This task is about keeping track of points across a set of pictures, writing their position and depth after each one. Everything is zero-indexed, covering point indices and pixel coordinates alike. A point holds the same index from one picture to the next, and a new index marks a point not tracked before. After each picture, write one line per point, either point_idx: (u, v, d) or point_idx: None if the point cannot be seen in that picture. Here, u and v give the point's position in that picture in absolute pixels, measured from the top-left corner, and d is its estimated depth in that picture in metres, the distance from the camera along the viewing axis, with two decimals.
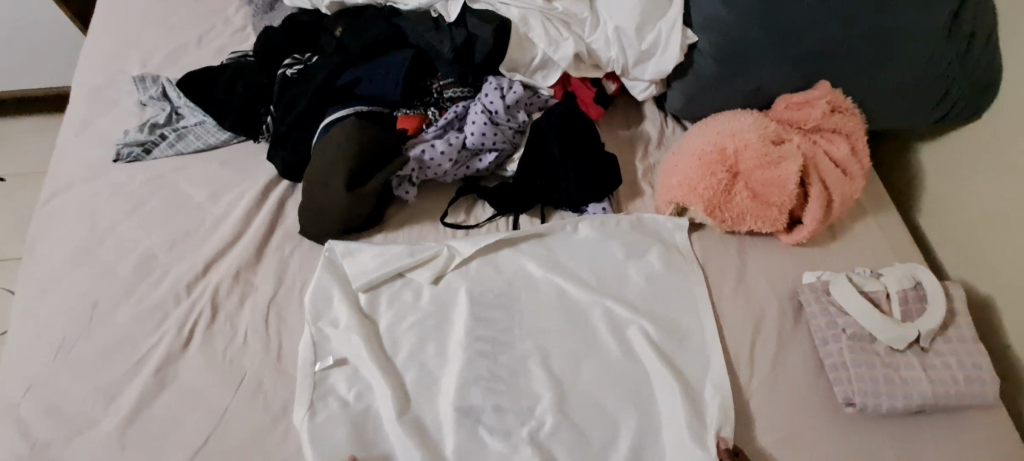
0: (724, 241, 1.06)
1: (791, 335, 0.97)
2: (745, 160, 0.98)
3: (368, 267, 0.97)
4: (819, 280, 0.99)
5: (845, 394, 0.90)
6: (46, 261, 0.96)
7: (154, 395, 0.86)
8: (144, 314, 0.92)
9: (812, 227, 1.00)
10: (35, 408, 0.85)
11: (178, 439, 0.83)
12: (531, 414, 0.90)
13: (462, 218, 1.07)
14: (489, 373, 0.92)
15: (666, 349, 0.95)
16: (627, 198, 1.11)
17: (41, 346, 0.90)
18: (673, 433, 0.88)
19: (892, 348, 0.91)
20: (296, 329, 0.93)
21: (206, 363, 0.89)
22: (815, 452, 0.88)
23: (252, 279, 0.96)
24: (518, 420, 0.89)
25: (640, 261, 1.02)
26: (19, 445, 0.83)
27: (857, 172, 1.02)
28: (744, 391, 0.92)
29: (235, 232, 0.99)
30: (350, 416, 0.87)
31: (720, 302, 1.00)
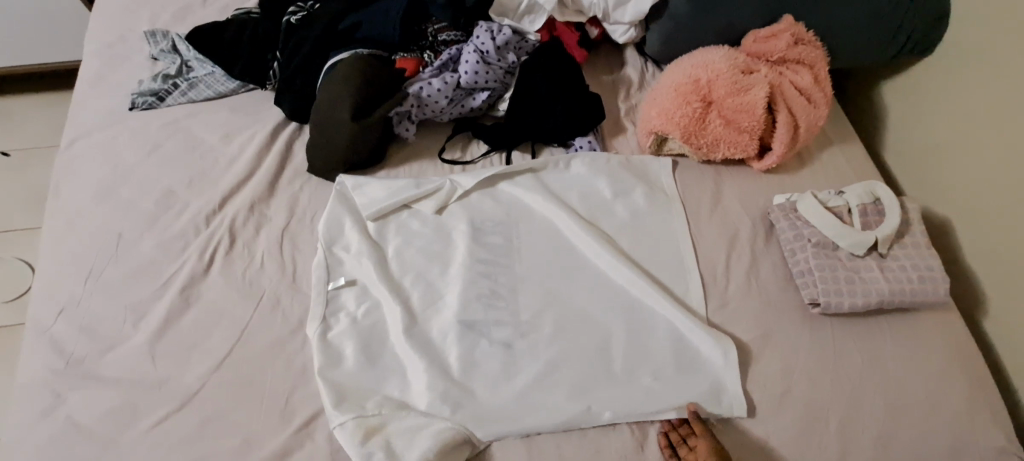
0: (702, 170, 1.15)
1: (764, 249, 1.06)
2: (717, 89, 1.08)
3: (375, 198, 1.06)
4: (788, 201, 1.08)
5: (811, 295, 0.99)
6: (73, 200, 1.04)
7: (179, 313, 0.94)
8: (166, 243, 0.99)
9: (780, 151, 1.09)
10: (68, 327, 0.93)
11: (204, 349, 0.91)
12: (529, 326, 0.97)
13: (459, 155, 1.15)
14: (492, 291, 0.99)
15: (648, 265, 1.04)
16: (612, 133, 1.19)
17: (71, 276, 0.97)
18: (662, 342, 0.97)
19: (852, 253, 1.01)
20: (308, 253, 1.01)
21: (227, 283, 0.96)
22: (785, 348, 0.97)
23: (266, 211, 1.04)
24: (516, 333, 0.96)
25: (626, 192, 1.11)
26: (57, 358, 0.90)
27: (820, 99, 1.11)
28: (722, 298, 1.01)
29: (248, 169, 1.07)
30: (358, 329, 0.94)
31: (698, 223, 1.08)
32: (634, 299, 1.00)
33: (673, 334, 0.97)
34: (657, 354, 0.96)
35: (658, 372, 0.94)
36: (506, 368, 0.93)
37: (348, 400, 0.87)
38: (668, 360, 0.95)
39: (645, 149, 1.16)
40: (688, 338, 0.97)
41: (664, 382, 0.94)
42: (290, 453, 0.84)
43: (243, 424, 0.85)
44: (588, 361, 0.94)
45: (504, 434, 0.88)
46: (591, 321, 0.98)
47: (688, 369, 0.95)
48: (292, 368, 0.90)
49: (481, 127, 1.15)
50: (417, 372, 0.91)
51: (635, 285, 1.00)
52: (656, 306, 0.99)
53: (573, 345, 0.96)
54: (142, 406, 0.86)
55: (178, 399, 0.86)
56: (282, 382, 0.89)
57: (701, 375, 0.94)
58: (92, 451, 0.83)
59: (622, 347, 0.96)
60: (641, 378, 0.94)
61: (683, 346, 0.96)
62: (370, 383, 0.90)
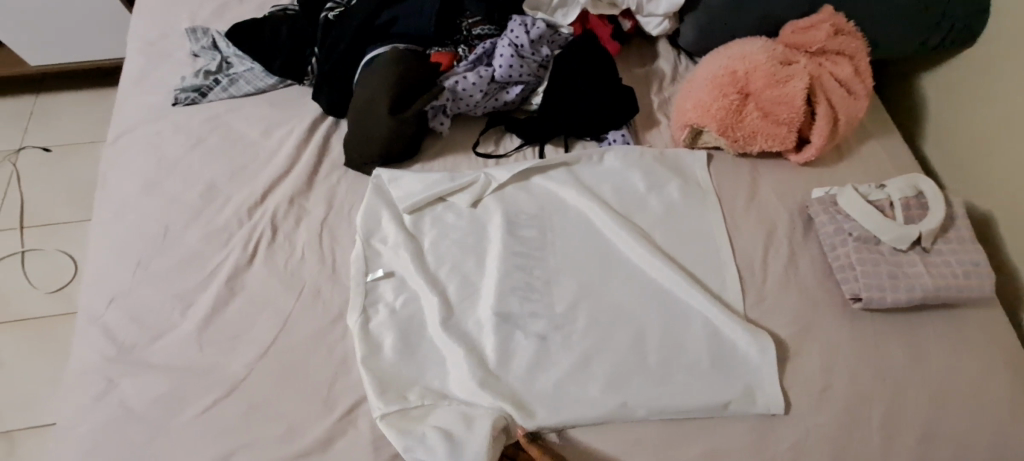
0: (737, 163, 1.14)
1: (802, 243, 1.05)
2: (755, 80, 1.06)
3: (412, 192, 1.07)
4: (827, 194, 1.06)
5: (852, 290, 0.97)
6: (121, 192, 1.08)
7: (224, 303, 0.96)
8: (210, 235, 1.02)
9: (819, 144, 1.07)
10: (118, 315, 0.96)
11: (248, 338, 0.93)
12: (564, 319, 0.97)
13: (492, 148, 1.16)
14: (526, 284, 1.00)
15: (683, 259, 1.03)
16: (645, 127, 1.18)
17: (121, 265, 1.00)
18: (699, 336, 0.96)
19: (895, 248, 0.99)
20: (347, 245, 1.04)
21: (270, 273, 0.99)
22: (824, 343, 0.96)
23: (306, 204, 1.07)
24: (551, 325, 0.97)
25: (660, 185, 1.10)
26: (110, 345, 0.93)
27: (860, 91, 1.09)
28: (760, 292, 1.00)
29: (288, 163, 1.10)
30: (396, 319, 0.96)
31: (733, 216, 1.08)
32: (669, 294, 1.00)
33: (709, 330, 0.97)
34: (693, 349, 0.95)
35: (693, 365, 0.94)
36: (541, 360, 0.93)
37: (387, 392, 0.89)
38: (705, 356, 0.94)
39: (679, 143, 1.15)
40: (725, 331, 0.96)
41: (701, 377, 0.93)
42: (333, 441, 0.86)
43: (288, 411, 0.87)
44: (624, 355, 0.94)
45: (540, 426, 0.88)
46: (626, 315, 0.98)
47: (725, 363, 0.94)
48: (334, 357, 0.92)
49: (514, 121, 1.16)
50: (455, 363, 0.92)
51: (670, 279, 1.00)
52: (692, 301, 0.98)
53: (609, 340, 0.96)
54: (191, 392, 0.89)
55: (225, 387, 0.89)
56: (325, 371, 0.91)
57: (739, 369, 0.94)
58: (145, 435, 0.86)
59: (657, 342, 0.96)
60: (678, 373, 0.93)
61: (719, 339, 0.96)
62: (409, 374, 0.92)
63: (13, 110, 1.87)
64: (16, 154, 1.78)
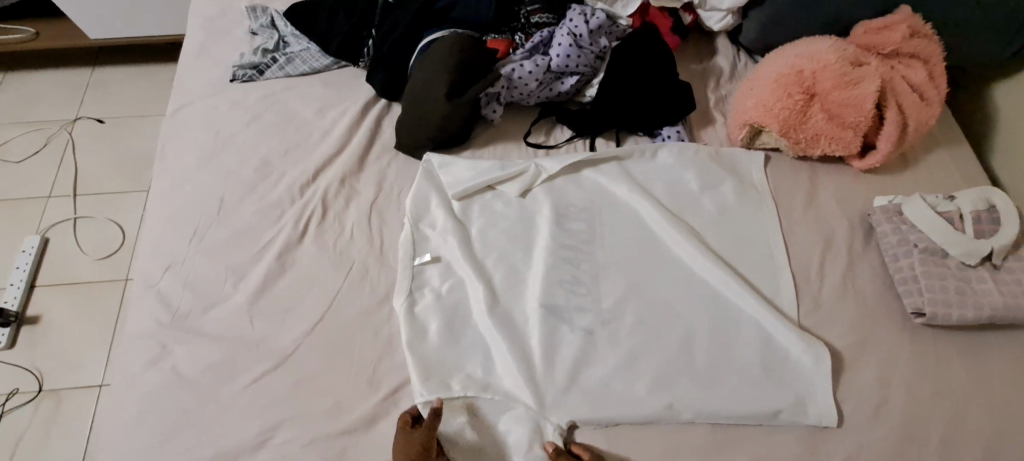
0: (796, 166, 1.10)
1: (861, 251, 1.01)
2: (823, 81, 1.02)
3: (462, 178, 1.07)
4: (891, 203, 1.02)
5: (915, 304, 0.93)
6: (180, 164, 1.11)
7: (274, 277, 0.98)
8: (264, 210, 1.05)
9: (886, 150, 1.03)
10: (173, 283, 0.98)
11: (297, 313, 0.95)
12: (610, 315, 0.96)
13: (543, 139, 1.15)
14: (573, 277, 0.99)
15: (735, 262, 1.01)
16: (700, 124, 1.15)
17: (177, 235, 1.03)
18: (749, 340, 0.94)
19: (964, 263, 0.94)
20: (396, 228, 1.04)
21: (320, 251, 1.00)
22: (882, 357, 0.92)
23: (356, 185, 1.08)
24: (597, 321, 0.95)
25: (714, 185, 1.07)
26: (164, 313, 0.96)
27: (934, 96, 1.04)
28: (816, 300, 0.97)
29: (340, 144, 1.12)
30: (442, 305, 0.96)
31: (790, 221, 1.04)
32: (720, 296, 0.97)
33: (760, 336, 0.94)
34: (743, 354, 0.92)
35: (743, 371, 0.91)
36: (585, 356, 0.92)
37: (430, 376, 0.89)
38: (755, 362, 0.92)
39: (736, 142, 1.11)
40: (776, 338, 0.93)
41: (750, 384, 0.90)
42: (377, 421, 0.86)
43: (334, 387, 0.88)
44: (671, 356, 0.92)
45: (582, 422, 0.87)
46: (674, 315, 0.96)
47: (776, 372, 0.91)
48: (380, 338, 0.93)
49: (566, 113, 1.15)
50: (499, 352, 0.91)
51: (721, 281, 0.98)
52: (744, 305, 0.96)
53: (656, 339, 0.94)
54: (241, 362, 0.90)
55: (274, 359, 0.90)
56: (370, 351, 0.92)
57: (790, 378, 0.91)
58: (196, 401, 0.88)
59: (705, 344, 0.93)
60: (726, 378, 0.91)
61: (770, 346, 0.93)
62: (452, 361, 0.91)
63: (70, 81, 1.93)
64: (72, 123, 1.84)
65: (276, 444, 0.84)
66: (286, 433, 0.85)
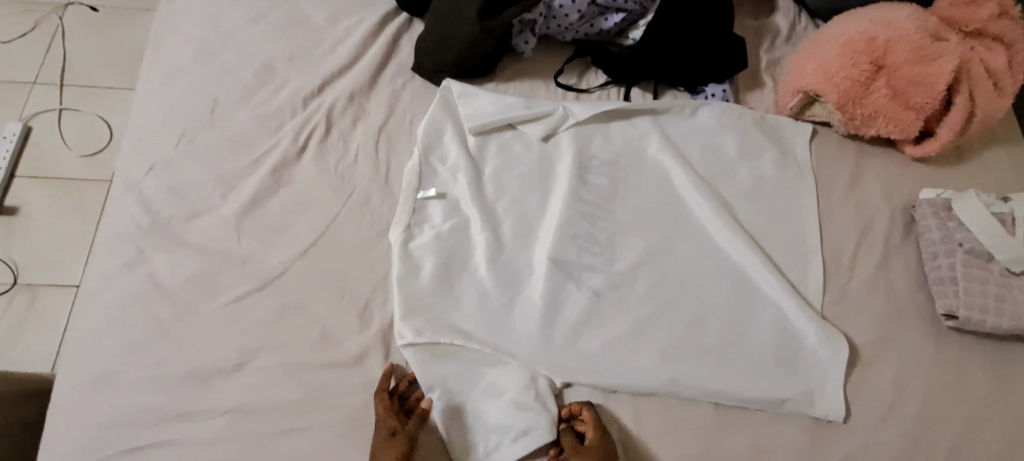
0: (843, 145, 1.01)
1: (899, 245, 0.94)
2: (895, 53, 0.92)
3: (483, 111, 0.97)
4: (940, 197, 0.94)
5: (947, 307, 0.87)
6: (175, 59, 1.01)
7: (267, 193, 0.90)
8: (262, 118, 0.96)
9: (945, 140, 0.94)
10: (157, 186, 0.90)
11: (289, 235, 0.87)
12: (623, 279, 0.89)
13: (574, 82, 1.05)
14: (588, 234, 0.91)
15: (761, 239, 0.93)
16: (747, 87, 1.05)
17: (166, 135, 0.94)
18: (765, 323, 0.87)
19: (1009, 270, 0.87)
20: (403, 156, 0.95)
21: (319, 171, 0.92)
22: (904, 357, 0.87)
23: (365, 104, 0.98)
24: (609, 283, 0.88)
25: (753, 156, 0.98)
26: (144, 216, 0.88)
27: (1009, 87, 0.95)
28: (843, 290, 0.91)
29: (352, 56, 1.01)
30: (443, 244, 0.88)
31: (828, 203, 0.96)
32: (742, 273, 0.90)
33: (780, 321, 0.87)
34: (759, 336, 0.86)
35: (756, 354, 0.86)
36: (590, 317, 0.86)
37: (422, 318, 0.82)
38: (770, 347, 0.86)
39: (784, 111, 1.02)
40: (795, 325, 0.87)
41: (760, 368, 0.85)
42: (365, 358, 0.80)
43: (321, 317, 0.82)
44: (682, 329, 0.86)
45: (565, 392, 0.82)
46: (691, 286, 0.89)
47: (791, 360, 0.86)
48: (375, 272, 0.86)
49: (604, 55, 1.04)
50: (500, 303, 0.85)
51: (744, 256, 0.90)
52: (767, 285, 0.89)
53: (668, 309, 0.87)
54: (224, 279, 0.84)
55: (259, 280, 0.84)
56: (364, 284, 0.85)
57: (802, 366, 0.85)
58: (173, 313, 0.82)
59: (718, 322, 0.87)
60: (735, 360, 0.85)
61: (787, 332, 0.87)
62: (447, 305, 0.84)
63: None
64: (63, 8, 1.69)
65: (254, 369, 0.79)
66: (265, 359, 0.79)
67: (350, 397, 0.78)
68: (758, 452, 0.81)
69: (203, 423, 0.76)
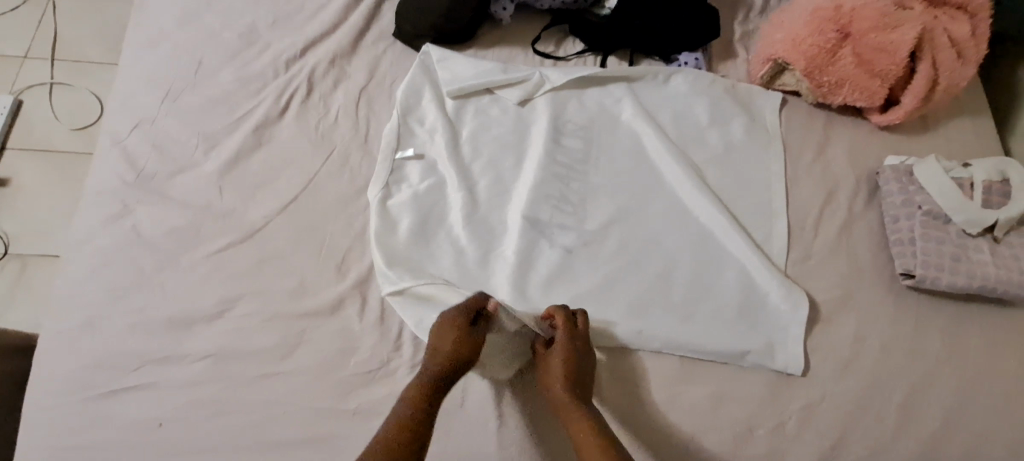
0: (812, 113, 1.04)
1: (862, 209, 0.97)
2: (860, 21, 0.95)
3: (461, 76, 1.00)
4: (903, 163, 0.97)
5: (905, 266, 0.90)
6: (160, 21, 1.03)
7: (249, 151, 0.93)
8: (245, 79, 0.98)
9: (908, 107, 0.98)
10: (141, 143, 0.93)
11: (270, 191, 0.90)
12: (593, 237, 0.92)
13: (552, 49, 1.07)
14: (561, 194, 0.94)
15: (729, 201, 0.96)
16: (721, 57, 1.08)
17: (151, 94, 0.97)
18: (730, 280, 0.90)
19: (964, 231, 0.90)
20: (383, 117, 0.98)
21: (300, 130, 0.95)
22: (862, 314, 0.90)
23: (346, 68, 1.01)
24: (579, 241, 0.91)
25: (724, 123, 1.01)
26: (128, 171, 0.91)
27: (971, 56, 0.98)
28: (807, 251, 0.94)
29: (334, 21, 1.04)
30: (420, 203, 0.91)
31: (795, 168, 0.99)
32: (708, 233, 0.93)
33: (744, 278, 0.91)
34: (723, 292, 0.90)
35: (720, 310, 0.89)
36: (561, 273, 0.89)
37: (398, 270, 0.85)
38: (734, 302, 0.89)
39: (755, 79, 1.05)
40: (758, 282, 0.90)
41: (724, 322, 0.88)
42: (341, 308, 0.83)
43: (300, 268, 0.85)
44: (648, 284, 0.89)
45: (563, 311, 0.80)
46: (659, 243, 0.92)
47: (755, 315, 0.89)
48: (353, 227, 0.89)
49: (581, 24, 1.07)
50: (474, 258, 0.88)
51: (711, 216, 0.93)
52: (733, 244, 0.92)
53: (635, 265, 0.90)
54: (205, 232, 0.86)
55: (240, 233, 0.86)
56: (342, 238, 0.88)
57: (764, 321, 0.88)
58: (155, 263, 0.84)
59: (684, 278, 0.90)
60: (700, 315, 0.88)
61: (751, 289, 0.90)
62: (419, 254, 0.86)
63: None
64: None
65: (234, 317, 0.82)
66: (245, 307, 0.82)
67: (327, 344, 0.81)
68: (717, 401, 0.84)
69: (184, 368, 0.79)
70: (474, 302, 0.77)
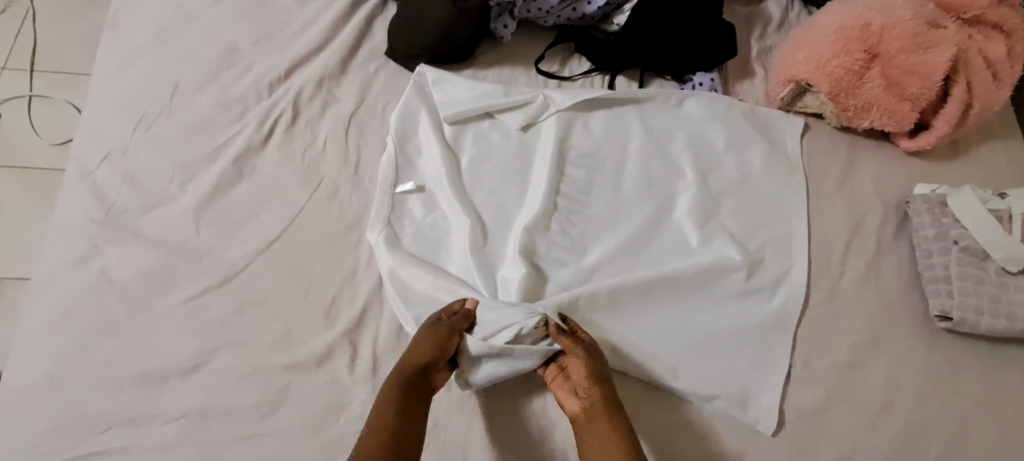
0: (836, 138, 0.97)
1: (891, 241, 0.90)
2: (890, 40, 0.89)
3: (459, 100, 0.93)
4: (934, 193, 0.91)
5: (941, 307, 0.83)
6: (134, 39, 0.96)
7: (229, 183, 0.85)
8: (224, 104, 0.91)
9: (941, 133, 0.91)
10: (112, 175, 0.85)
11: (252, 228, 0.83)
12: (588, 275, 0.83)
13: (556, 69, 1.00)
14: (555, 227, 0.86)
15: (750, 235, 0.89)
16: (738, 76, 1.01)
17: (122, 120, 0.89)
18: (754, 322, 0.83)
19: (1004, 269, 0.83)
20: (375, 144, 0.90)
21: (285, 160, 0.87)
22: (896, 359, 0.82)
23: (335, 90, 0.94)
24: (576, 277, 0.83)
25: (742, 149, 0.94)
26: (96, 207, 0.83)
27: (1008, 78, 0.91)
28: (835, 289, 0.87)
29: (322, 40, 0.97)
30: (423, 241, 0.83)
31: (818, 198, 0.92)
32: (726, 266, 0.84)
33: (768, 320, 0.83)
34: (745, 336, 0.82)
35: (741, 356, 0.81)
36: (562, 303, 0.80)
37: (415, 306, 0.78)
38: (758, 348, 0.81)
39: (774, 101, 0.98)
40: (780, 324, 0.83)
41: (744, 370, 0.80)
42: (329, 359, 0.76)
43: (285, 314, 0.78)
44: (666, 326, 0.82)
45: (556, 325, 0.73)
46: (677, 278, 0.83)
47: (780, 361, 0.81)
48: (343, 267, 0.81)
49: (588, 41, 1.00)
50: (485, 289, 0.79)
51: (728, 251, 0.86)
52: (752, 281, 0.85)
53: (653, 302, 0.82)
54: (180, 274, 0.79)
55: (218, 275, 0.79)
56: (331, 280, 0.80)
57: (789, 369, 0.81)
58: (124, 311, 0.77)
59: (702, 320, 0.82)
60: (720, 363, 0.80)
61: (776, 330, 0.83)
62: (432, 289, 0.78)
63: None
64: None
65: (211, 371, 0.74)
66: (224, 359, 0.75)
67: (313, 401, 0.73)
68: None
69: (155, 429, 0.71)
70: (449, 312, 0.75)
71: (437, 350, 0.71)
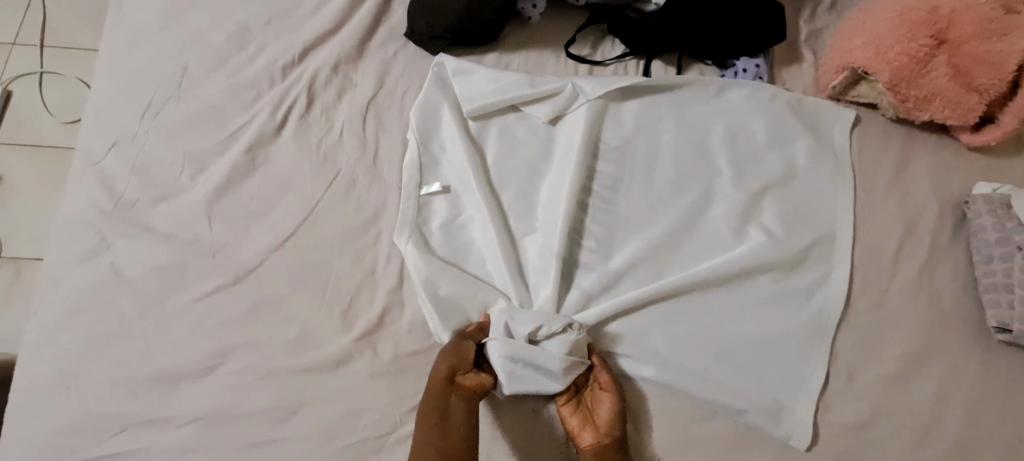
0: (890, 131, 0.89)
1: (947, 245, 0.84)
2: (961, 25, 0.81)
3: (483, 91, 0.86)
4: (997, 193, 0.83)
5: (1000, 318, 0.77)
6: (140, 18, 0.91)
7: (241, 175, 0.81)
8: (235, 88, 0.86)
9: (1008, 127, 0.84)
10: (120, 164, 0.81)
11: (266, 222, 0.79)
12: (615, 281, 0.78)
13: (587, 52, 0.94)
14: (578, 229, 0.81)
15: (794, 235, 0.82)
16: (784, 62, 0.94)
17: (129, 106, 0.85)
18: (795, 331, 0.77)
19: None
20: (393, 134, 0.85)
21: (299, 150, 0.83)
22: (948, 375, 0.76)
23: (351, 74, 0.88)
24: (602, 282, 0.78)
25: (786, 142, 0.87)
26: (105, 198, 0.79)
27: None
28: (883, 296, 0.81)
29: (337, 19, 0.91)
30: (452, 247, 0.78)
31: (868, 197, 0.86)
32: (767, 271, 0.80)
33: (810, 329, 0.78)
34: (785, 345, 0.77)
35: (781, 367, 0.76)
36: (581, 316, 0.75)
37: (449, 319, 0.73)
38: (800, 359, 0.76)
39: (824, 90, 0.91)
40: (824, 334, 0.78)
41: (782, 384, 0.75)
42: (347, 363, 0.72)
43: (301, 315, 0.74)
44: (707, 340, 0.76)
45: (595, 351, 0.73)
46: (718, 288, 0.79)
47: (823, 373, 0.76)
48: (362, 265, 0.77)
49: (622, 21, 0.93)
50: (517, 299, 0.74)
51: (770, 253, 0.80)
52: (794, 287, 0.79)
53: (693, 313, 0.77)
54: (192, 270, 0.76)
55: (231, 273, 0.76)
56: (347, 279, 0.76)
57: (832, 381, 0.76)
58: (136, 308, 0.74)
59: (743, 332, 0.77)
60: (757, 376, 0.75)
61: (819, 340, 0.77)
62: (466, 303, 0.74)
63: None
64: None
65: (224, 373, 0.71)
66: (239, 361, 0.72)
67: (329, 407, 0.70)
68: None
69: (169, 432, 0.69)
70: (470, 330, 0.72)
71: (454, 364, 0.67)
